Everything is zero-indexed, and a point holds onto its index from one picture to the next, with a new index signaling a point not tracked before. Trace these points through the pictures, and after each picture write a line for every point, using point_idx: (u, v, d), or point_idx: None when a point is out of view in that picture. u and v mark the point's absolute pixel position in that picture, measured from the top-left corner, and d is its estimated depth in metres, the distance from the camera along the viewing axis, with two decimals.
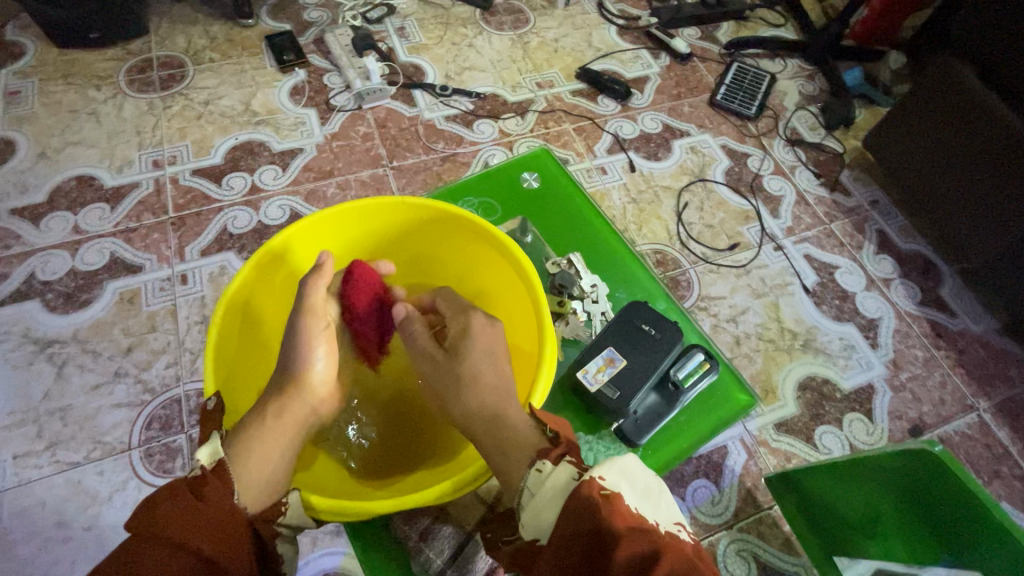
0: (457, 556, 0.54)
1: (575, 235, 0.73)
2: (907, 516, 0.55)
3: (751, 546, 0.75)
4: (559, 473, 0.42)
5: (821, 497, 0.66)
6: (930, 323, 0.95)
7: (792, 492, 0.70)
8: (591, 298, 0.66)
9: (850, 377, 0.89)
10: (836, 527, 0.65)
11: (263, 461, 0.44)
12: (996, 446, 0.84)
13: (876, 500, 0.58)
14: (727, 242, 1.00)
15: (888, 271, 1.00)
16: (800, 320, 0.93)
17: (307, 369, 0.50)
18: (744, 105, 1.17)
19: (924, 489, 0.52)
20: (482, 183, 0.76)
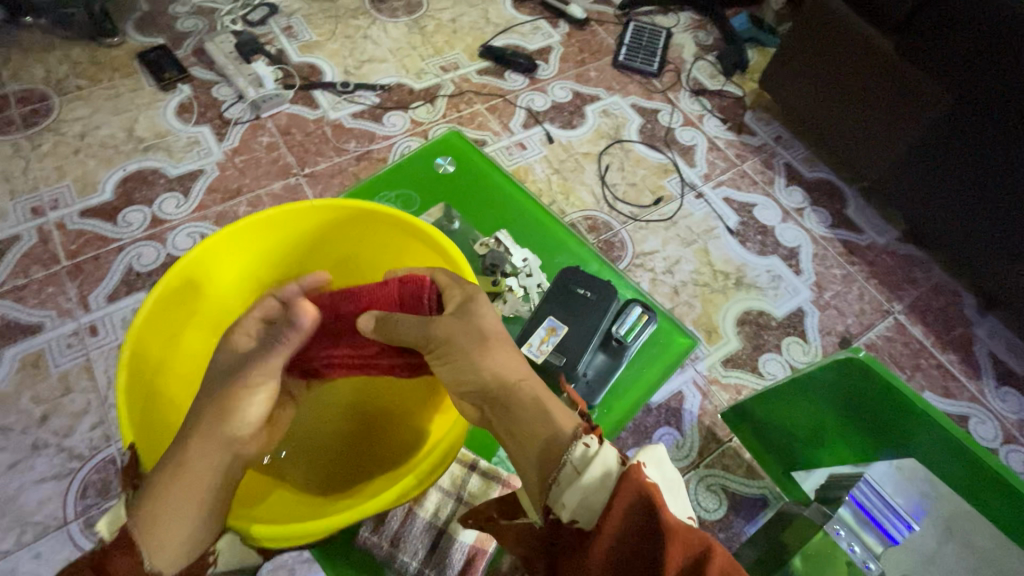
0: (432, 553, 0.54)
1: (500, 214, 0.72)
2: (848, 423, 0.59)
3: (719, 479, 0.79)
4: (606, 452, 0.40)
5: (775, 421, 0.69)
6: (843, 242, 1.02)
7: (745, 421, 0.74)
8: (524, 273, 0.66)
9: (781, 305, 0.94)
10: (796, 444, 0.68)
11: (180, 521, 0.41)
12: (913, 343, 0.93)
13: (819, 415, 0.62)
14: (651, 197, 1.03)
15: (799, 201, 1.06)
16: (728, 260, 0.98)
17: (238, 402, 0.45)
18: (646, 63, 1.20)
19: (856, 394, 0.56)
20: (396, 176, 0.73)
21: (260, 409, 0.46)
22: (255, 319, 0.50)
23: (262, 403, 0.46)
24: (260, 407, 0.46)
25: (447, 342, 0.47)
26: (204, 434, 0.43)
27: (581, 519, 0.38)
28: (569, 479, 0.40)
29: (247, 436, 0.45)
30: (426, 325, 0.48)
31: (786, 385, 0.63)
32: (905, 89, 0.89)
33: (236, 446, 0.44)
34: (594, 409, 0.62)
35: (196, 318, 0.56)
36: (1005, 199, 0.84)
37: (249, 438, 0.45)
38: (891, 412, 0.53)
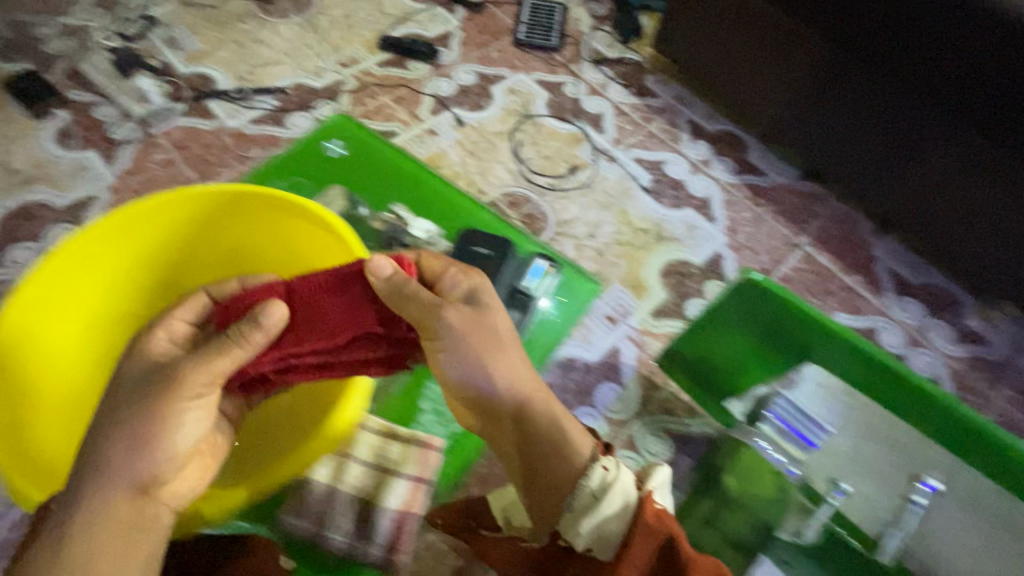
0: (359, 526, 0.58)
1: (395, 188, 0.72)
2: (762, 346, 0.64)
3: (662, 423, 0.82)
4: (624, 478, 0.55)
5: (703, 355, 0.71)
6: (749, 186, 1.08)
7: (679, 364, 0.74)
8: (425, 243, 0.68)
9: (699, 252, 0.99)
10: (722, 375, 0.71)
11: (112, 551, 0.45)
12: (822, 270, 0.99)
13: (735, 343, 0.66)
14: (567, 167, 1.05)
15: (705, 153, 1.11)
16: (646, 217, 1.02)
17: (170, 433, 0.48)
18: (546, 39, 1.22)
19: (763, 316, 0.62)
20: (285, 167, 0.73)
21: (191, 434, 0.49)
22: (178, 321, 0.54)
23: (196, 419, 0.50)
24: (195, 423, 0.50)
25: (464, 338, 0.55)
26: (124, 471, 0.47)
27: (604, 534, 0.53)
28: (592, 501, 0.53)
29: (174, 468, 0.49)
30: (435, 311, 0.53)
31: (717, 310, 0.65)
32: (781, 31, 0.95)
33: (157, 478, 0.48)
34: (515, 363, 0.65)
35: (65, 326, 0.59)
36: (875, 124, 0.93)
37: (173, 471, 0.49)
38: (796, 327, 0.60)
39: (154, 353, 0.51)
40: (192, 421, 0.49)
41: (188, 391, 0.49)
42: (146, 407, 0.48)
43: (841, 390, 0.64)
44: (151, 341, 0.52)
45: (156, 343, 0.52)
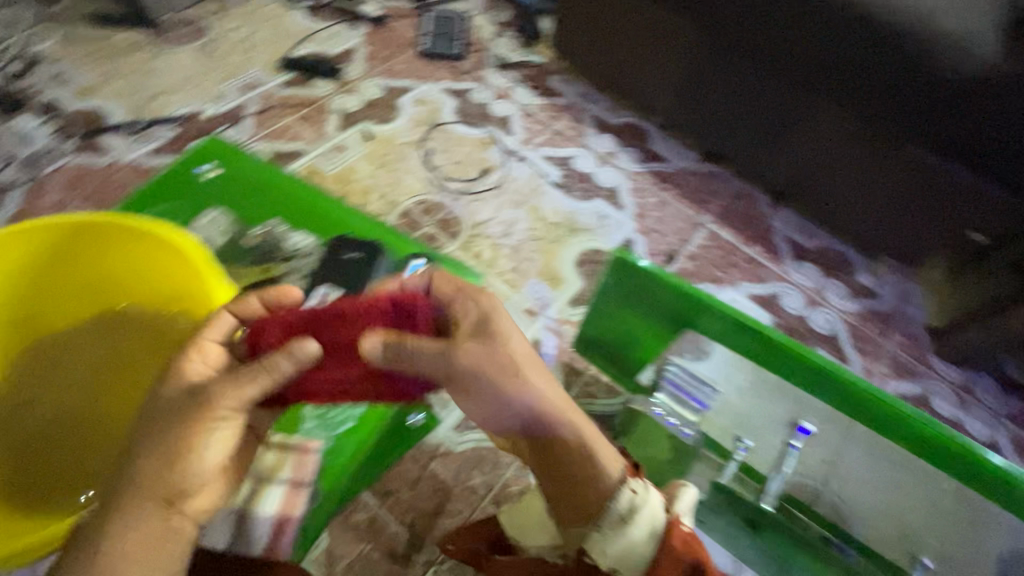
0: (239, 534, 0.58)
1: (272, 203, 0.75)
2: (652, 319, 0.70)
3: (584, 406, 0.85)
4: (653, 501, 0.56)
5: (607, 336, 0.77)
6: (654, 173, 1.13)
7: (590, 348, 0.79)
8: (301, 254, 0.71)
9: (611, 240, 1.03)
10: (626, 349, 0.76)
11: (136, 566, 0.46)
12: (726, 245, 1.05)
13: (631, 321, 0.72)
14: (478, 170, 1.08)
15: (610, 145, 1.16)
16: (558, 211, 1.05)
17: (197, 457, 0.48)
18: (449, 48, 1.24)
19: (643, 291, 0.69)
20: (157, 194, 0.75)
21: (217, 453, 0.49)
22: (212, 344, 0.52)
23: (223, 442, 0.49)
24: (223, 448, 0.49)
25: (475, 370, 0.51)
26: (149, 489, 0.47)
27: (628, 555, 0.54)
28: (621, 523, 0.54)
29: (198, 488, 0.49)
30: (450, 356, 0.50)
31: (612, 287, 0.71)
32: (659, 23, 1.03)
33: (181, 496, 0.48)
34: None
35: None
36: (753, 100, 1.00)
37: (198, 489, 0.49)
38: (675, 298, 0.67)
39: (183, 379, 0.50)
40: (215, 446, 0.49)
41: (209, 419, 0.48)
42: (172, 433, 0.47)
43: (715, 349, 0.69)
44: (185, 368, 0.50)
45: (185, 370, 0.51)
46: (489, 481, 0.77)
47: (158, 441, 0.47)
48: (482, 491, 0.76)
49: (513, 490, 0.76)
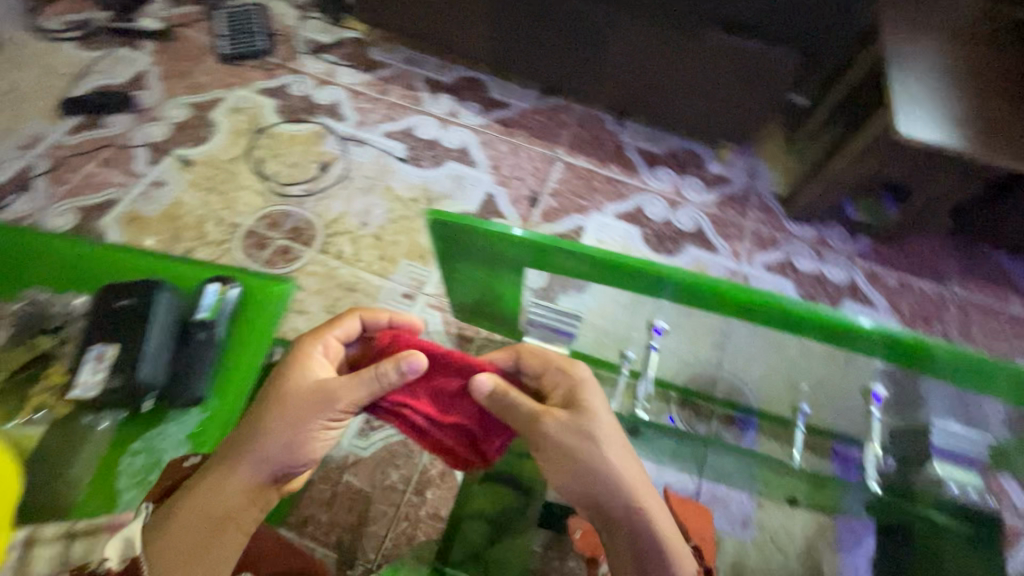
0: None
1: (24, 271, 0.66)
2: (492, 268, 0.66)
3: None
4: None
5: (473, 289, 0.73)
6: (499, 121, 1.11)
7: (470, 301, 0.77)
8: (69, 318, 0.64)
9: (472, 198, 1.01)
10: (489, 300, 0.74)
11: (198, 537, 0.47)
12: (583, 172, 1.06)
13: (477, 272, 0.68)
14: (317, 166, 1.02)
15: (449, 104, 1.12)
16: (412, 185, 1.01)
17: (308, 445, 0.51)
18: (252, 45, 1.14)
19: (468, 245, 0.62)
20: None
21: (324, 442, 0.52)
22: (334, 341, 0.54)
23: (322, 441, 0.52)
24: (316, 450, 0.51)
25: (561, 448, 0.50)
26: (250, 461, 0.49)
27: None
28: None
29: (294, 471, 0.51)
30: (538, 420, 0.50)
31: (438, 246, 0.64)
32: None
33: (286, 475, 0.51)
34: (209, 396, 0.62)
35: None
36: (558, 25, 0.98)
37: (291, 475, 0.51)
38: (494, 245, 0.61)
39: (308, 378, 0.51)
40: (318, 443, 0.51)
41: (334, 414, 0.51)
42: (307, 420, 0.50)
43: (561, 285, 0.65)
44: (309, 357, 0.52)
45: (305, 368, 0.52)
46: (406, 474, 0.75)
47: (267, 429, 0.50)
48: (402, 486, 0.75)
49: (432, 474, 0.76)
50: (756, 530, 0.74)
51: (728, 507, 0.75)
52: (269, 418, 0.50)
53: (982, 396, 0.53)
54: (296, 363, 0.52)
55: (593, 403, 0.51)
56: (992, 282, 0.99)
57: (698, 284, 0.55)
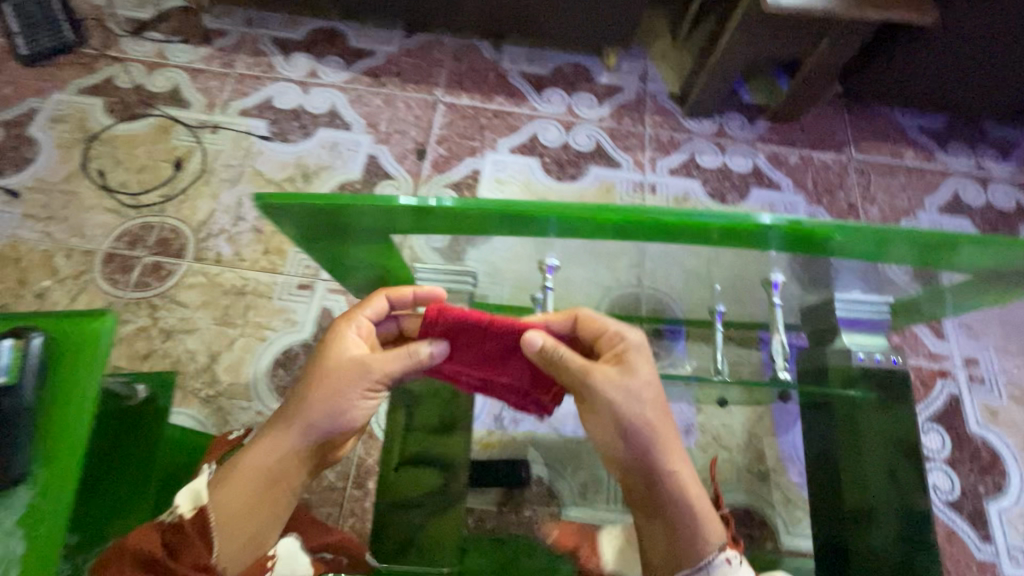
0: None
1: None
2: (352, 234, 0.58)
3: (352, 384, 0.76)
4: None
5: (350, 257, 0.66)
6: (366, 72, 1.00)
7: (355, 268, 0.70)
8: None
9: (354, 164, 0.92)
10: (369, 264, 0.67)
11: (238, 500, 0.45)
12: (468, 111, 0.98)
13: (341, 241, 0.61)
14: (171, 165, 0.90)
15: (307, 64, 1.00)
16: (284, 164, 0.91)
17: (348, 415, 0.48)
18: (56, 36, 0.97)
19: (312, 218, 0.55)
20: None
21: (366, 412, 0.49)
22: (365, 319, 0.51)
23: (363, 412, 0.49)
24: (358, 420, 0.49)
25: (608, 400, 0.47)
26: (297, 424, 0.48)
27: None
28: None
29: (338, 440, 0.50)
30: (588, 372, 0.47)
31: (311, 225, 0.56)
32: None
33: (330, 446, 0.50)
34: (33, 471, 0.39)
35: None
36: None
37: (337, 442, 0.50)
38: (342, 215, 0.53)
39: (349, 351, 0.49)
40: (361, 411, 0.49)
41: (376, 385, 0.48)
42: (350, 390, 0.48)
43: (463, 242, 0.59)
44: (341, 336, 0.49)
45: (344, 342, 0.49)
46: (343, 470, 0.72)
47: (309, 399, 0.48)
48: (341, 483, 0.72)
49: (370, 463, 0.73)
50: (698, 434, 0.75)
51: None
52: (311, 387, 0.48)
53: (887, 263, 0.52)
54: (330, 341, 0.49)
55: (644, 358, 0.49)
56: (885, 140, 1.00)
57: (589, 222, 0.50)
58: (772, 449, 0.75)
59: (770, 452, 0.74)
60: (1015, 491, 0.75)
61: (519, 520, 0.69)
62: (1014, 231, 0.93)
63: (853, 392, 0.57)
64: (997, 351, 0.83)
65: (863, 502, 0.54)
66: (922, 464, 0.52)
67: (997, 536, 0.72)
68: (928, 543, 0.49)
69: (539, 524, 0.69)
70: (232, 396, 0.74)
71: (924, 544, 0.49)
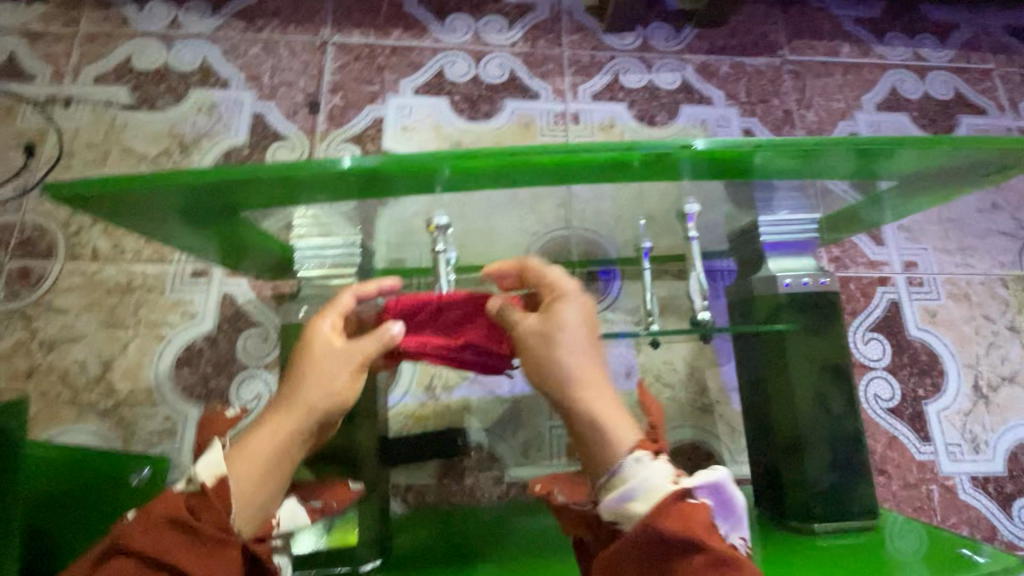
0: None
1: None
2: (197, 213, 0.52)
3: (253, 373, 0.69)
4: (655, 470, 0.38)
5: (222, 238, 0.59)
6: (238, 16, 0.87)
7: (235, 250, 0.63)
8: None
9: (238, 127, 0.81)
10: (242, 242, 0.60)
11: (249, 467, 0.40)
12: (362, 50, 0.86)
13: (192, 220, 0.54)
14: (22, 152, 0.78)
15: (165, 13, 0.86)
16: (156, 135, 0.80)
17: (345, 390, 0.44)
18: None
19: (134, 200, 0.48)
20: None
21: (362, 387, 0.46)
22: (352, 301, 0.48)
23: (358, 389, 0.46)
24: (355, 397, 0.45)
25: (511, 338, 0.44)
26: (301, 394, 0.43)
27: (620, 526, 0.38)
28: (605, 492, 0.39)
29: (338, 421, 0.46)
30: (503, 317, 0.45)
31: (172, 199, 0.48)
32: None
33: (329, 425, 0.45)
34: None
35: None
36: None
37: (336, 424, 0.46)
38: (160, 194, 0.46)
39: (331, 332, 0.46)
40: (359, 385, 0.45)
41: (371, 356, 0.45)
42: (340, 365, 0.44)
43: (341, 210, 0.51)
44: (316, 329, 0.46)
45: (335, 312, 0.47)
46: None
47: (315, 363, 0.44)
48: None
49: None
50: (639, 376, 0.72)
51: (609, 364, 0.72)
52: (317, 354, 0.45)
53: (826, 179, 0.49)
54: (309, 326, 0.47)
55: (573, 295, 0.45)
56: (820, 37, 0.93)
57: (509, 168, 0.44)
58: (714, 381, 0.73)
59: (713, 384, 0.72)
60: (952, 389, 0.75)
61: (461, 488, 0.67)
62: (953, 122, 0.89)
63: (783, 325, 0.53)
64: (935, 251, 0.81)
65: (795, 435, 0.52)
66: (844, 382, 0.52)
67: (935, 435, 0.73)
68: (855, 465, 0.51)
69: (481, 489, 0.67)
70: (135, 404, 0.67)
71: (852, 466, 0.51)
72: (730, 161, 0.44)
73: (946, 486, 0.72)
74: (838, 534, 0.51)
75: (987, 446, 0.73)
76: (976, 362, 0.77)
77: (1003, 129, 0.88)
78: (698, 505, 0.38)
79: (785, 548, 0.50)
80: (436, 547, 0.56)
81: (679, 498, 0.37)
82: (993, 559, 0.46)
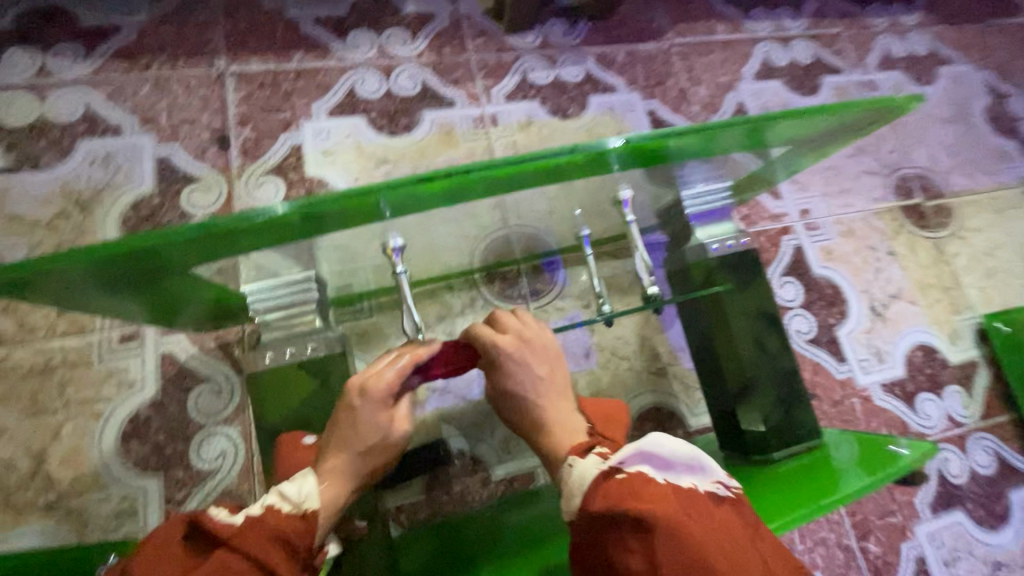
0: None
1: None
2: (121, 281, 0.48)
3: (210, 432, 0.65)
4: (586, 465, 0.44)
5: (151, 300, 0.56)
6: (115, 56, 0.80)
7: (167, 309, 0.60)
8: None
9: (142, 175, 0.75)
10: (174, 300, 0.57)
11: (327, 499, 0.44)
12: (263, 77, 0.83)
13: (116, 288, 0.50)
14: None
15: (27, 61, 0.77)
16: (47, 197, 0.73)
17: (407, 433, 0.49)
18: None
19: (43, 281, 0.44)
20: None
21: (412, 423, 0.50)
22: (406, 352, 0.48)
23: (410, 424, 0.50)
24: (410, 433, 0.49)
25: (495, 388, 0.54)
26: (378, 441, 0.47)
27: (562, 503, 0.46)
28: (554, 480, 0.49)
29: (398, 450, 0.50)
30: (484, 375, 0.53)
31: (91, 273, 0.44)
32: None
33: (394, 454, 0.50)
34: None
35: None
36: None
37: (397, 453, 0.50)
38: (78, 271, 0.43)
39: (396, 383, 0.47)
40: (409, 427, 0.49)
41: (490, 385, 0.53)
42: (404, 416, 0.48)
43: (288, 255, 0.50)
44: (378, 376, 0.47)
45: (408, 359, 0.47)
46: None
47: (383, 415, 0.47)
48: None
49: None
50: (598, 354, 0.77)
51: (569, 349, 0.76)
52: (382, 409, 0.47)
53: (726, 153, 0.55)
54: (371, 372, 0.47)
55: (510, 361, 0.51)
56: (696, 20, 1.02)
57: (464, 185, 0.45)
58: (663, 345, 0.79)
59: (664, 348, 0.79)
60: (855, 314, 0.87)
61: (450, 497, 0.68)
62: (817, 83, 1.01)
63: (718, 287, 0.59)
64: (822, 198, 0.93)
65: (744, 381, 0.59)
66: (773, 325, 0.59)
67: (849, 355, 0.85)
68: (795, 395, 0.59)
69: (470, 493, 0.69)
70: (82, 492, 0.62)
71: (794, 397, 0.59)
72: (650, 152, 0.49)
73: (865, 396, 0.83)
74: (795, 456, 0.59)
75: (889, 355, 0.86)
76: (869, 286, 0.89)
77: (856, 83, 1.02)
78: (626, 476, 0.41)
79: (759, 483, 0.57)
80: (440, 558, 0.56)
81: (604, 478, 0.42)
82: (913, 449, 0.56)
